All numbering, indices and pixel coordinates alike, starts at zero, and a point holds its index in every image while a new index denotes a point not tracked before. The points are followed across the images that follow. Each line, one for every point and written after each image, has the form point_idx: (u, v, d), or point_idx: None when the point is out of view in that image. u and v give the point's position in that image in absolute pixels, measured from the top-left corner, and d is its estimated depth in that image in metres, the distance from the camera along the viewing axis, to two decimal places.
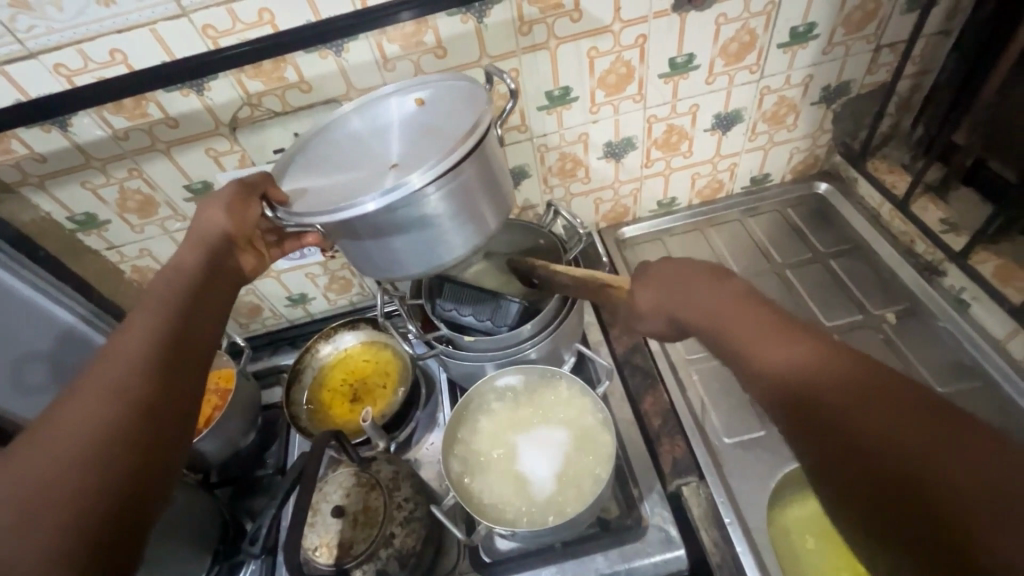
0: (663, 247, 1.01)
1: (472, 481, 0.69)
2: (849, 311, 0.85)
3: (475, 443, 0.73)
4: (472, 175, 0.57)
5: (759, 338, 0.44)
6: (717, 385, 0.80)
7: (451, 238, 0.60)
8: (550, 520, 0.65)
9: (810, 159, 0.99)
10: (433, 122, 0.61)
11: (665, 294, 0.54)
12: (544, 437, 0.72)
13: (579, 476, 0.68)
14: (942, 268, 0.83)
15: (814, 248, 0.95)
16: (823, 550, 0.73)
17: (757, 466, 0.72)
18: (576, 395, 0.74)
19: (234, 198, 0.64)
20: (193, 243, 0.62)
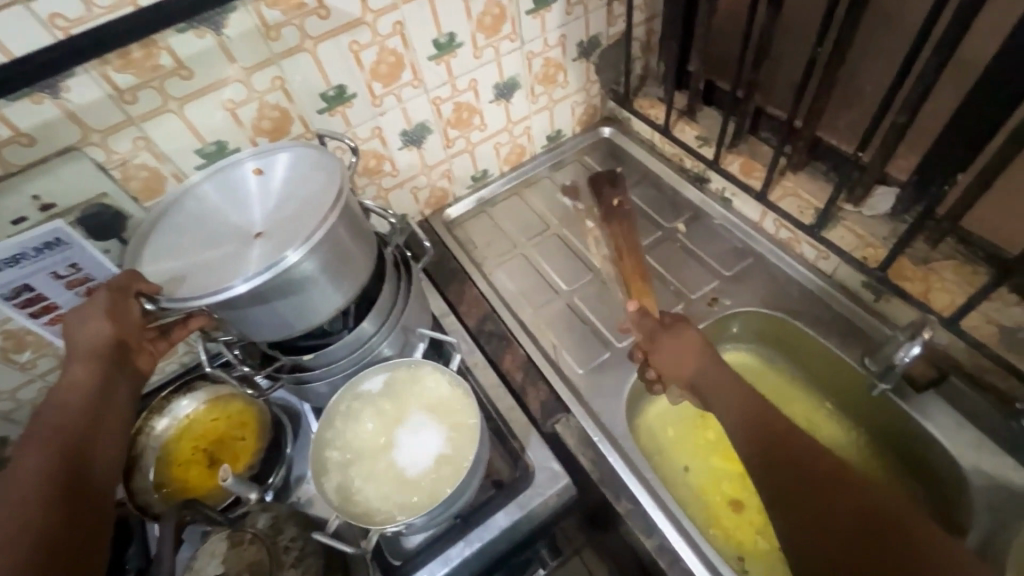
0: (488, 218, 1.06)
1: (356, 492, 0.68)
2: (650, 230, 0.98)
3: (349, 456, 0.71)
4: (342, 234, 0.65)
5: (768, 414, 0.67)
6: (563, 326, 0.88)
7: (331, 294, 0.66)
8: (439, 497, 0.66)
9: (590, 108, 1.11)
10: (283, 190, 0.68)
11: (687, 357, 0.74)
12: (413, 425, 0.72)
13: (455, 447, 0.70)
14: (706, 176, 0.98)
15: (615, 202, 1.00)
16: (681, 434, 0.85)
17: (609, 383, 0.82)
18: (434, 374, 0.75)
19: (112, 305, 0.62)
20: (88, 357, 0.63)
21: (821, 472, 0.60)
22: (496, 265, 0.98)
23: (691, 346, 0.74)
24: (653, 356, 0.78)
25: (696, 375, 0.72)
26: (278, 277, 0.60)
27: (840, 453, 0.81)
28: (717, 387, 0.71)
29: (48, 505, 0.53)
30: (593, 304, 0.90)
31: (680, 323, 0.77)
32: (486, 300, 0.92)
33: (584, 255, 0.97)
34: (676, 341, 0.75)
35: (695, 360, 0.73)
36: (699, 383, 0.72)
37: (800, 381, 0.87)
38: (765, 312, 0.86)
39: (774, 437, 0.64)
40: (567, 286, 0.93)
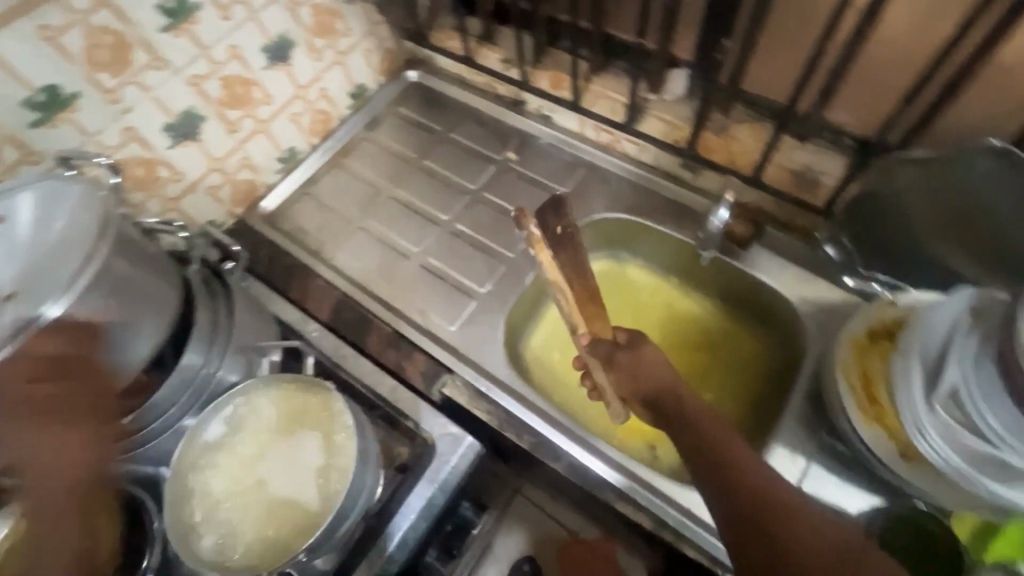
0: (313, 200, 0.95)
1: (232, 542, 0.61)
2: (483, 166, 0.95)
3: (215, 506, 0.63)
4: (125, 268, 0.54)
5: (726, 445, 0.55)
6: (423, 289, 0.84)
7: (132, 341, 0.56)
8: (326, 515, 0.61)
9: (387, 54, 1.02)
10: (25, 231, 0.53)
11: (650, 376, 0.61)
12: (283, 450, 0.64)
13: (332, 458, 0.63)
14: (522, 99, 0.97)
15: (557, 230, 0.61)
16: (567, 354, 0.87)
17: (484, 330, 0.80)
18: (289, 389, 0.67)
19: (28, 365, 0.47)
20: (41, 429, 0.48)
21: (768, 496, 0.51)
22: (336, 248, 0.89)
23: (653, 362, 0.62)
24: (624, 376, 0.62)
25: (657, 389, 0.60)
26: (39, 341, 0.48)
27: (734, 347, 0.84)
28: (686, 415, 0.58)
29: None
30: (447, 258, 0.86)
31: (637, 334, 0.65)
32: (335, 287, 0.84)
33: (425, 211, 0.91)
34: (639, 359, 0.62)
35: (659, 376, 0.61)
36: (672, 405, 0.59)
37: (655, 271, 0.91)
38: (608, 216, 0.88)
39: (720, 463, 0.54)
40: (416, 247, 0.88)
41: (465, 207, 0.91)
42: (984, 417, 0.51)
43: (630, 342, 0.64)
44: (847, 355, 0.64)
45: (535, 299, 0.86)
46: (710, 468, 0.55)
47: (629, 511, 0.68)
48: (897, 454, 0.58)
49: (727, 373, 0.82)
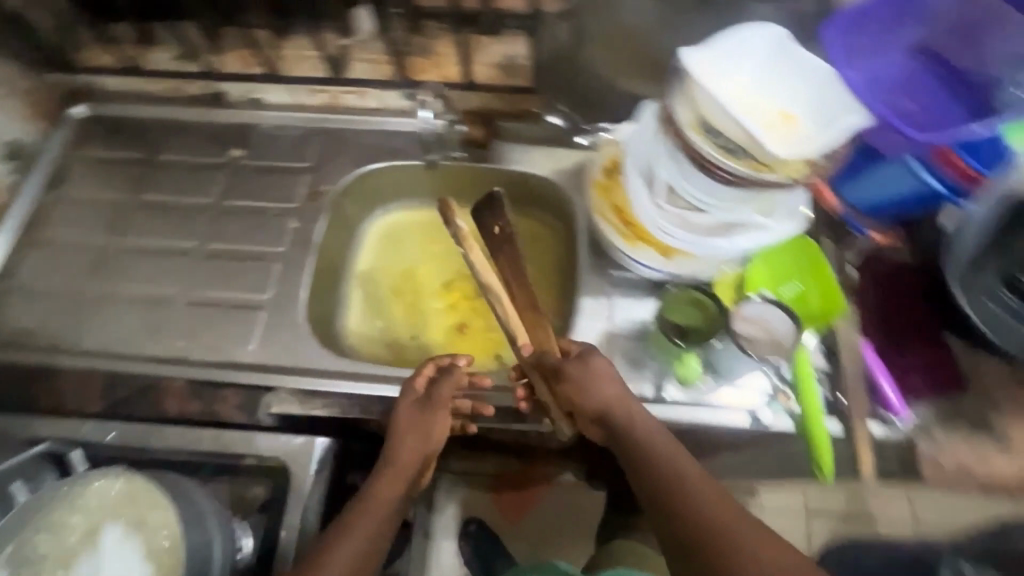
0: (20, 292, 0.77)
1: None
2: (211, 174, 0.85)
3: None
4: None
5: (678, 469, 0.56)
6: (202, 324, 0.74)
7: None
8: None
9: (30, 94, 0.84)
10: None
11: (595, 391, 0.62)
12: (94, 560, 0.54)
13: (151, 526, 0.56)
14: (218, 89, 0.87)
15: (494, 229, 0.65)
16: (388, 318, 0.86)
17: (285, 331, 0.74)
18: (61, 497, 0.57)
19: (449, 393, 0.67)
20: (426, 414, 0.66)
21: (708, 514, 0.52)
22: (75, 330, 0.74)
23: (602, 377, 0.62)
24: (568, 391, 0.63)
25: (603, 404, 0.62)
26: None
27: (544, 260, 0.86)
28: (636, 439, 0.60)
29: None
30: (212, 282, 0.77)
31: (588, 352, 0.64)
32: (92, 371, 0.71)
33: (170, 247, 0.80)
34: (586, 372, 0.62)
35: (608, 392, 0.62)
36: (621, 422, 0.61)
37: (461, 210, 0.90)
38: (363, 171, 0.85)
39: (670, 487, 0.55)
40: (172, 288, 0.77)
41: (209, 223, 0.81)
42: (685, 184, 0.63)
43: (581, 355, 0.64)
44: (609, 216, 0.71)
45: (326, 280, 0.83)
46: (662, 494, 0.55)
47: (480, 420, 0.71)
48: (660, 257, 0.69)
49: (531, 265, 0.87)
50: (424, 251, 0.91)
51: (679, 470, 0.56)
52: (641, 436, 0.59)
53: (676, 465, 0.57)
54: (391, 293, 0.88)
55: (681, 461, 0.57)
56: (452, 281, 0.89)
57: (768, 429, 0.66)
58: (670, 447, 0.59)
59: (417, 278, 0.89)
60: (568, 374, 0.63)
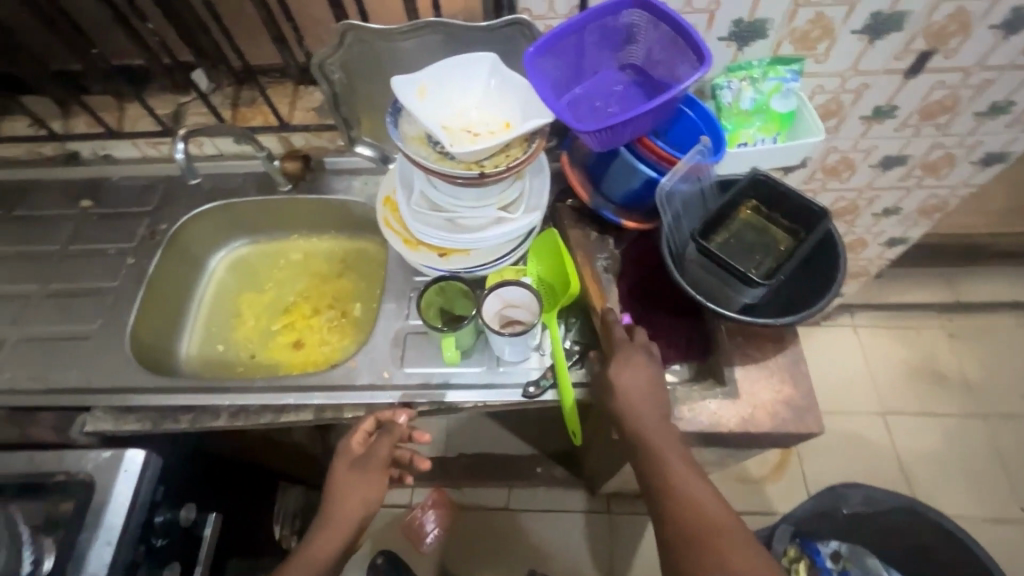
0: None
1: None
2: (60, 225, 0.93)
3: None
4: None
5: (682, 467, 0.60)
6: (34, 359, 0.80)
7: None
8: None
9: None
10: None
11: (627, 385, 0.64)
12: None
13: None
14: (72, 151, 0.96)
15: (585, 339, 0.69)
16: (225, 342, 0.93)
17: (109, 357, 0.80)
18: None
19: (385, 451, 0.72)
20: (360, 475, 0.73)
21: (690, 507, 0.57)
22: None
23: (638, 372, 0.64)
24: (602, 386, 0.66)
25: (629, 395, 0.63)
26: None
27: (371, 284, 0.96)
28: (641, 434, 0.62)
29: None
30: (50, 319, 0.84)
31: (628, 355, 0.65)
32: None
33: (13, 293, 0.87)
34: (627, 364, 0.64)
35: (641, 385, 0.63)
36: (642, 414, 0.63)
37: (307, 240, 1.00)
38: (197, 212, 0.93)
39: (661, 478, 0.59)
40: (12, 327, 0.84)
41: (53, 267, 0.89)
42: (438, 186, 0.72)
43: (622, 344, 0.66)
44: (393, 222, 0.80)
45: (164, 306, 0.91)
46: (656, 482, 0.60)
47: (288, 417, 0.76)
48: (437, 258, 0.78)
49: (363, 281, 0.96)
50: (268, 276, 0.99)
51: (685, 474, 0.59)
52: (659, 425, 0.62)
53: (684, 462, 0.60)
54: (235, 317, 0.95)
55: (687, 465, 0.60)
56: (291, 304, 0.96)
57: (537, 400, 0.72)
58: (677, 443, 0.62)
59: (259, 302, 0.97)
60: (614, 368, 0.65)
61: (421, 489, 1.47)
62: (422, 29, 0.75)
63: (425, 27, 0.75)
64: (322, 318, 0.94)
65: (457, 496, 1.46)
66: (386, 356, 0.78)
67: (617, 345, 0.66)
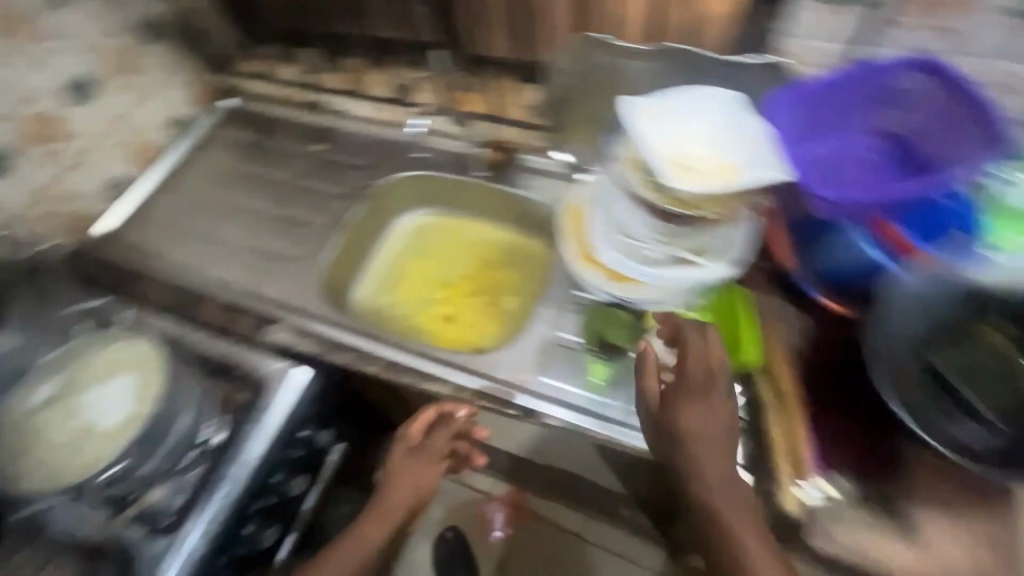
0: (151, 219, 1.05)
1: (62, 467, 0.68)
2: (297, 161, 1.09)
3: (43, 446, 0.70)
4: None
5: (742, 521, 0.57)
6: (250, 266, 0.96)
7: None
8: (138, 424, 0.70)
9: (200, 86, 1.14)
10: None
11: (697, 428, 0.60)
12: (104, 388, 0.73)
13: (143, 382, 0.73)
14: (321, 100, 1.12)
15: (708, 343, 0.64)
16: (388, 297, 1.01)
17: (305, 283, 0.93)
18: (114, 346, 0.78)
19: (442, 440, 0.84)
20: (416, 463, 0.83)
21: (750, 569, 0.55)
22: (174, 251, 1.00)
23: (705, 415, 0.61)
24: (661, 419, 0.62)
25: (693, 436, 0.60)
26: None
27: (529, 283, 1.00)
28: (696, 476, 0.59)
29: None
30: (270, 237, 0.99)
31: (707, 387, 0.62)
32: (173, 280, 0.95)
33: (251, 207, 1.04)
34: (697, 405, 0.61)
35: (705, 428, 0.60)
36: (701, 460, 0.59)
37: (482, 225, 1.06)
38: (400, 177, 1.03)
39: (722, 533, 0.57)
40: (243, 234, 1.00)
41: (283, 195, 1.05)
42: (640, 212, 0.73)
43: (689, 386, 0.62)
44: (569, 230, 0.80)
45: (352, 250, 1.01)
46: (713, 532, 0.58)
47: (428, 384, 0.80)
48: (604, 280, 0.77)
49: (520, 278, 1.00)
50: (437, 249, 1.06)
51: (748, 531, 0.57)
52: (723, 473, 0.59)
53: (745, 514, 0.58)
54: (402, 278, 1.03)
55: (747, 515, 0.58)
56: (452, 281, 1.02)
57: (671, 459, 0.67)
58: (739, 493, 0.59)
59: (425, 270, 1.04)
60: (679, 411, 0.61)
61: (502, 484, 1.46)
62: (653, 53, 0.80)
63: (655, 53, 0.80)
64: (478, 301, 0.99)
65: (537, 509, 1.44)
66: (530, 359, 0.79)
67: (687, 377, 0.62)
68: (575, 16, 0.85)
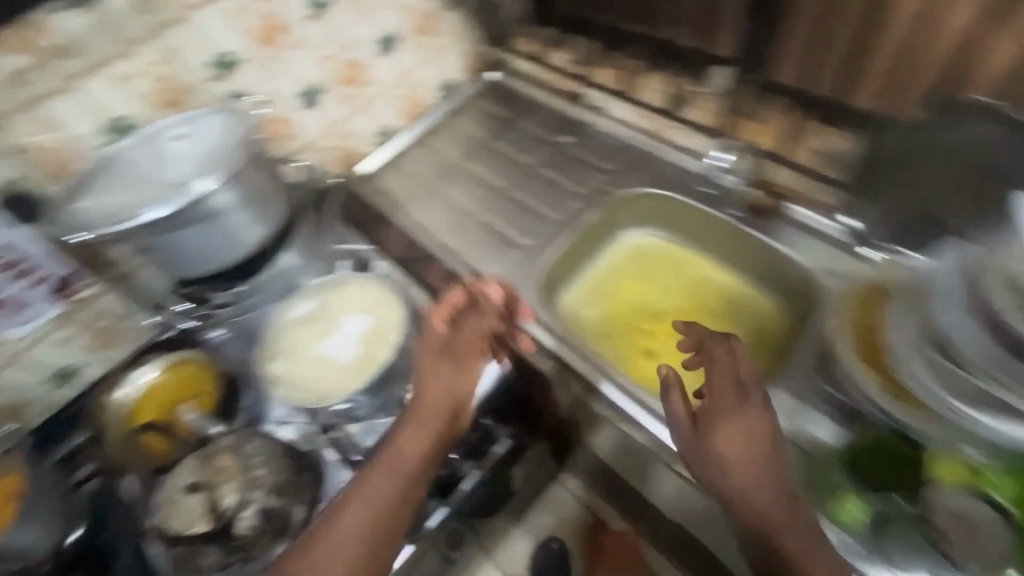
0: (400, 169, 1.12)
1: (305, 386, 0.79)
2: (542, 148, 1.09)
3: (293, 362, 0.82)
4: (251, 176, 0.73)
5: (796, 533, 0.56)
6: (479, 240, 0.98)
7: (241, 229, 0.73)
8: (370, 371, 0.77)
9: (472, 55, 1.18)
10: (210, 143, 0.75)
11: (730, 443, 0.61)
12: (345, 324, 0.82)
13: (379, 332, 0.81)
14: (582, 93, 1.10)
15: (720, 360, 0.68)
16: (592, 309, 0.97)
17: (526, 273, 0.93)
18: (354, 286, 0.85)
19: (474, 325, 0.79)
20: (451, 359, 0.75)
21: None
22: (412, 205, 1.06)
23: (740, 429, 0.61)
24: (693, 435, 0.63)
25: (730, 450, 0.60)
26: (189, 209, 0.66)
27: (752, 347, 0.90)
28: (738, 489, 0.59)
29: (360, 535, 0.62)
30: (502, 217, 1.01)
31: (739, 402, 0.63)
32: (407, 232, 1.00)
33: (490, 183, 1.07)
34: (728, 420, 0.62)
35: (739, 440, 0.61)
36: (737, 473, 0.59)
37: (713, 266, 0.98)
38: (646, 192, 0.98)
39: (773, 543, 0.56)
40: (477, 207, 1.03)
41: (521, 180, 1.05)
42: None
43: (716, 408, 0.63)
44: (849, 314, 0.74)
45: (575, 251, 0.98)
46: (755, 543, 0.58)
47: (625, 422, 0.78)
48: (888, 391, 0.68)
49: (743, 338, 0.91)
50: (656, 275, 0.99)
51: (798, 540, 0.56)
52: (767, 480, 0.59)
53: (797, 523, 0.57)
54: (612, 293, 0.99)
55: (800, 521, 0.57)
56: (664, 314, 0.95)
57: None
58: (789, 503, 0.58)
59: (638, 293, 0.98)
60: (715, 427, 0.62)
61: None
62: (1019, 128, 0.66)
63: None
64: None
65: None
66: None
67: (711, 401, 0.64)
68: (942, 74, 0.73)
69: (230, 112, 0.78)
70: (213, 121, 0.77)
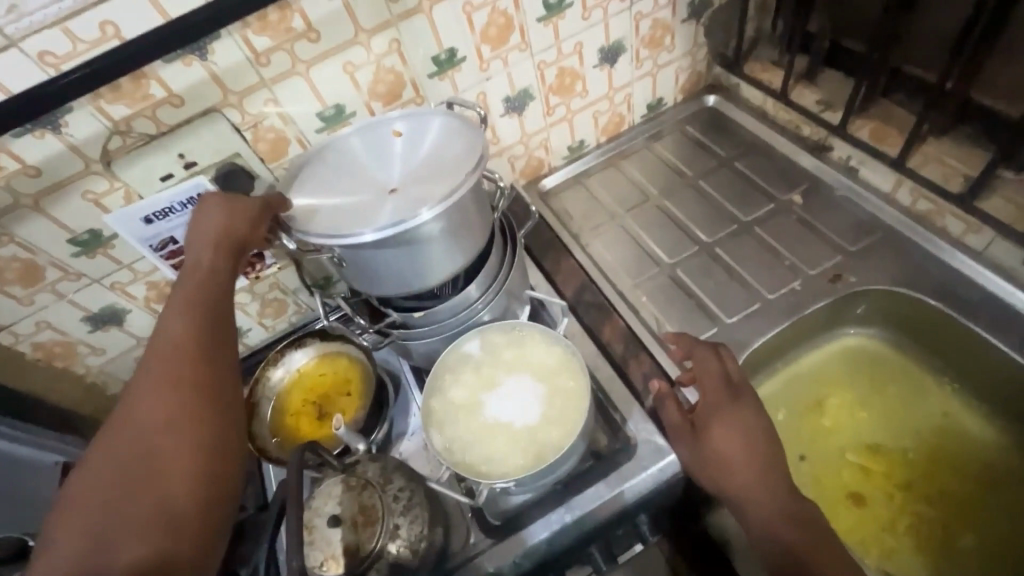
0: (584, 189, 1.01)
1: (461, 443, 0.67)
2: (761, 203, 0.91)
3: (453, 410, 0.70)
4: (468, 199, 0.64)
5: (798, 532, 0.57)
6: (666, 299, 0.85)
7: (442, 258, 0.65)
8: (545, 455, 0.64)
9: (694, 75, 1.02)
10: (433, 155, 0.68)
11: (722, 443, 0.63)
12: (519, 380, 0.71)
13: (560, 406, 0.67)
14: (828, 143, 0.89)
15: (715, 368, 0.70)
16: (790, 419, 0.81)
17: None
18: (534, 339, 0.73)
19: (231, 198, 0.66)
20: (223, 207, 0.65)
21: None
22: (593, 236, 0.94)
23: (732, 431, 0.64)
24: (687, 439, 0.66)
25: (730, 456, 0.63)
26: (402, 233, 0.59)
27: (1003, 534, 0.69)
28: (736, 489, 0.61)
29: (161, 412, 0.52)
30: (698, 278, 0.86)
31: (730, 399, 0.67)
32: (583, 271, 0.86)
33: (688, 230, 0.91)
34: (721, 424, 0.65)
35: (733, 439, 0.63)
36: (736, 477, 0.62)
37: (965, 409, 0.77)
38: (898, 293, 0.78)
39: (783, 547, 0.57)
40: (669, 258, 0.89)
41: (729, 236, 0.89)
42: None
43: (706, 411, 0.66)
44: None
45: (785, 345, 0.82)
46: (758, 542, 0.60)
47: None
48: None
49: (994, 518, 0.70)
50: (881, 395, 0.81)
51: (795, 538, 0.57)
52: (760, 479, 0.61)
53: (792, 517, 0.59)
54: (815, 404, 0.82)
55: (801, 518, 0.59)
56: (884, 452, 0.77)
57: None
58: (790, 504, 0.60)
59: (853, 413, 0.80)
60: (709, 434, 0.64)
61: None
62: None
63: None
64: (912, 503, 0.73)
65: None
66: None
67: (704, 403, 0.68)
68: None
69: (461, 117, 0.70)
70: (442, 124, 0.69)
